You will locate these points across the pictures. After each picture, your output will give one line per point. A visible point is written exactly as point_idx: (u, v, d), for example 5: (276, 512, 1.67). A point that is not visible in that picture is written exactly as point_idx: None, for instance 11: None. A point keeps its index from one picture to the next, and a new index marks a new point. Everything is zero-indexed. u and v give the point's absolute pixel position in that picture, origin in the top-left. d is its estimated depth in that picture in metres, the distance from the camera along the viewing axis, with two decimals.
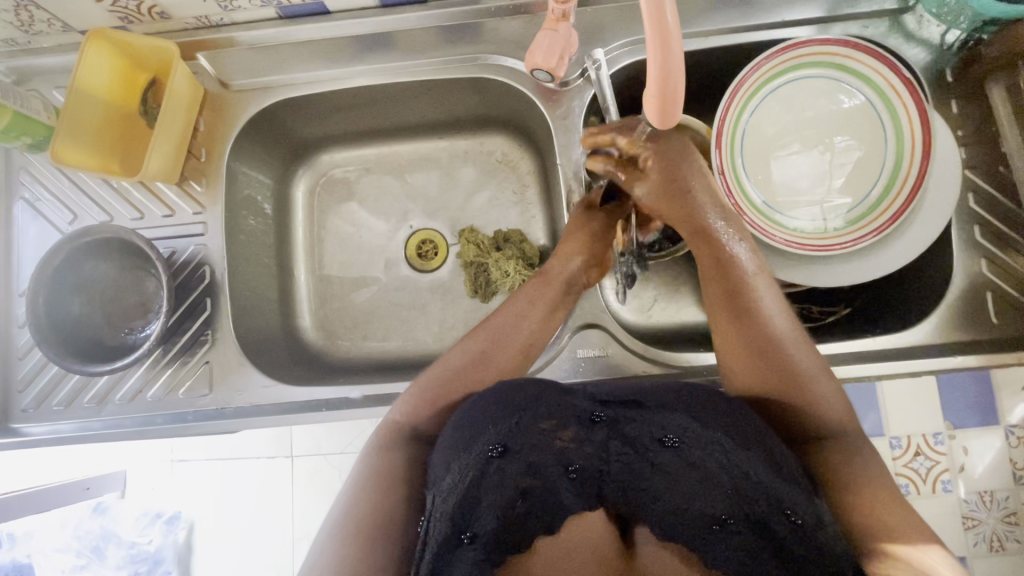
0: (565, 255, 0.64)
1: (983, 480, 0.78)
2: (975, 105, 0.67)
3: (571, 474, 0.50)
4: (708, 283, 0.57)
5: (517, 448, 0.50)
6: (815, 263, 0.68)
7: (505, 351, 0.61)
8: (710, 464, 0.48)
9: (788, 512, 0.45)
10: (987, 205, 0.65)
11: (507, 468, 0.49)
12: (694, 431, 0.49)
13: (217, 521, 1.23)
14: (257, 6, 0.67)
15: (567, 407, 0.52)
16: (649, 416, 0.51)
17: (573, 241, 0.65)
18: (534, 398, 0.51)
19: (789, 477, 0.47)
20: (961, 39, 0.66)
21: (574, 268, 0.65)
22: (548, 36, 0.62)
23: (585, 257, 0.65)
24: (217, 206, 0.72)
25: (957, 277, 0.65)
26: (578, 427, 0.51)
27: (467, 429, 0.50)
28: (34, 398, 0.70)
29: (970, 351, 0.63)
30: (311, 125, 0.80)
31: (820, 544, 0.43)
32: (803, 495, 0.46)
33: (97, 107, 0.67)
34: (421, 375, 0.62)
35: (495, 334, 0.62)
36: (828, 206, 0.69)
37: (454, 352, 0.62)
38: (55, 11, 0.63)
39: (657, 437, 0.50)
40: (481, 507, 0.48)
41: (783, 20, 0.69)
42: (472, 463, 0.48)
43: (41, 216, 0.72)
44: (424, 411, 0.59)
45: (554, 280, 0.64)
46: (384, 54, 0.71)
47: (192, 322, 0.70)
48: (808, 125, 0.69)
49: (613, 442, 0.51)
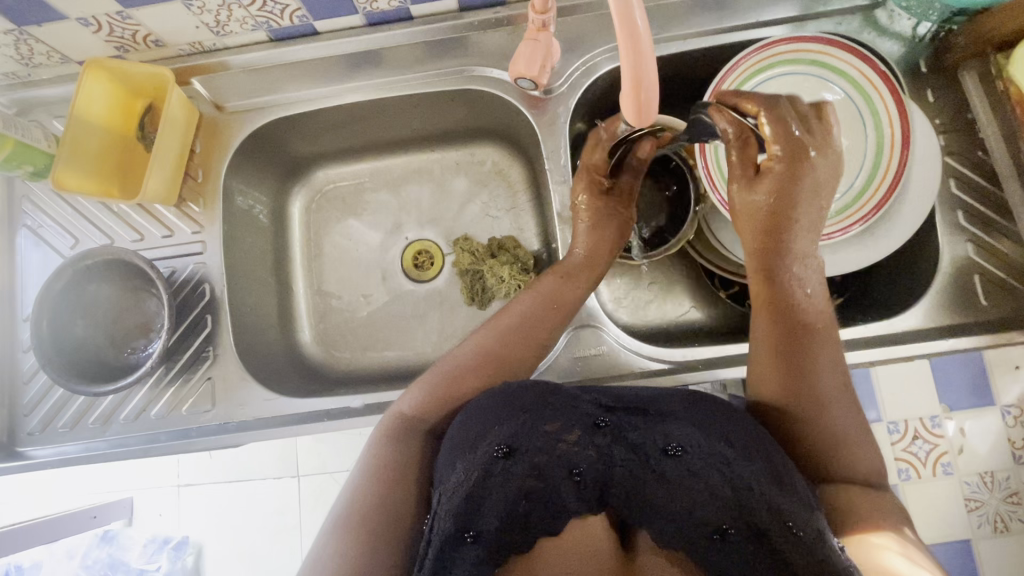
0: (591, 257, 0.67)
1: (984, 461, 0.76)
2: (951, 94, 0.68)
3: (575, 477, 0.50)
4: (756, 251, 0.57)
5: (524, 449, 0.50)
6: None
7: (516, 347, 0.62)
8: (711, 473, 0.48)
9: (791, 526, 0.44)
10: (969, 191, 0.67)
11: (511, 469, 0.50)
12: (697, 440, 0.49)
13: (225, 543, 1.23)
14: (248, 30, 0.69)
15: (574, 410, 0.52)
16: (652, 423, 0.51)
17: (598, 239, 0.68)
18: (539, 402, 0.52)
19: (791, 490, 0.46)
20: (932, 31, 0.67)
21: (601, 267, 0.68)
22: (528, 45, 0.64)
23: (609, 253, 0.68)
24: (215, 226, 0.73)
25: (944, 261, 0.66)
26: (582, 430, 0.52)
27: (473, 428, 0.51)
28: (39, 422, 0.71)
29: (962, 334, 0.64)
30: (305, 143, 0.82)
31: (819, 559, 0.42)
32: (804, 508, 0.45)
33: (97, 133, 0.69)
34: (427, 373, 0.63)
35: (505, 331, 0.63)
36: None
37: (461, 349, 0.63)
38: (53, 43, 0.66)
39: (660, 445, 0.50)
40: (484, 508, 0.48)
41: (759, 20, 0.70)
42: (476, 463, 0.49)
43: (43, 242, 0.74)
44: (430, 407, 0.59)
45: (580, 279, 0.66)
46: (373, 71, 0.73)
47: (193, 340, 0.71)
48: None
49: (615, 448, 0.51)
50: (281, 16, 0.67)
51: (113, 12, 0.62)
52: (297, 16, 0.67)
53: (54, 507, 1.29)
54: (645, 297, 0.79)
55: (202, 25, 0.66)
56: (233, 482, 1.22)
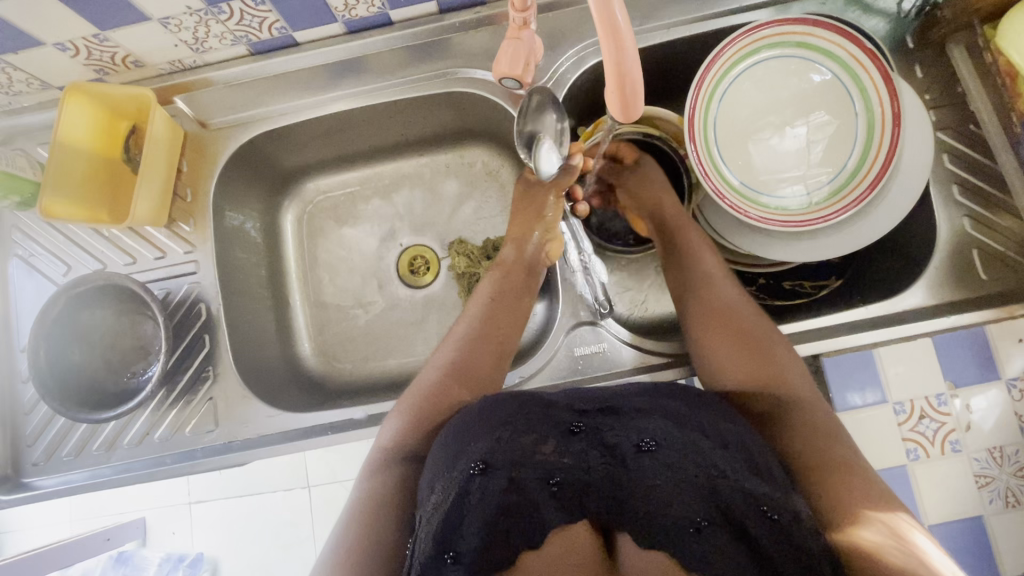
0: (519, 239, 0.69)
1: (991, 436, 0.76)
2: (940, 68, 0.68)
3: (552, 487, 0.47)
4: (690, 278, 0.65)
5: (500, 462, 0.47)
6: (802, 240, 0.68)
7: (479, 356, 0.61)
8: (688, 466, 0.46)
9: (765, 510, 0.44)
10: (964, 165, 0.66)
11: (488, 485, 0.46)
12: (669, 434, 0.48)
13: (239, 556, 1.23)
14: (227, 45, 0.68)
15: (546, 416, 0.51)
16: (627, 422, 0.49)
17: (522, 223, 0.70)
18: (516, 412, 0.50)
19: (768, 475, 0.47)
20: (917, 6, 0.66)
21: (531, 249, 0.69)
22: (512, 43, 0.63)
23: (539, 235, 0.69)
24: (207, 244, 0.73)
25: (942, 237, 0.65)
26: (557, 438, 0.49)
27: (452, 447, 0.50)
28: (44, 451, 0.71)
29: (965, 309, 0.64)
30: (293, 154, 0.81)
31: (797, 542, 0.42)
32: (779, 492, 0.45)
33: (83, 157, 0.68)
34: (400, 402, 0.61)
35: (467, 339, 0.62)
36: (810, 178, 0.69)
37: (426, 371, 0.61)
38: (33, 70, 0.65)
39: (634, 443, 0.48)
40: (465, 526, 0.45)
41: (743, 4, 0.69)
42: (454, 483, 0.47)
43: (36, 271, 0.73)
44: (408, 434, 0.57)
45: (514, 266, 0.68)
46: (355, 78, 0.72)
47: (192, 360, 0.71)
48: (778, 104, 0.70)
49: (592, 451, 0.48)
50: (259, 29, 0.66)
51: (90, 36, 0.61)
52: (276, 28, 0.66)
53: (67, 531, 1.29)
54: (646, 289, 0.78)
55: (181, 43, 0.66)
56: (246, 495, 1.22)
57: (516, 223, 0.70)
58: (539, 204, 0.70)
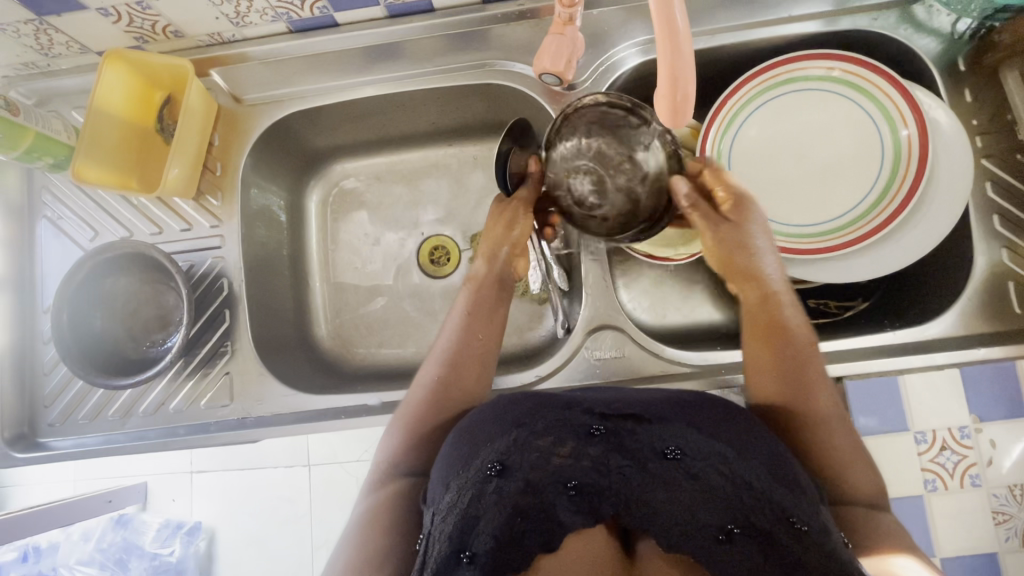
0: (488, 256, 0.66)
1: (1009, 473, 0.81)
2: (990, 92, 0.66)
3: (570, 490, 0.47)
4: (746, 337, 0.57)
5: (517, 466, 0.47)
6: (812, 265, 0.67)
7: (463, 372, 0.60)
8: (712, 474, 0.46)
9: (792, 520, 0.43)
10: (1005, 194, 0.65)
11: (505, 487, 0.47)
12: (696, 441, 0.47)
13: (238, 527, 1.24)
14: (267, 21, 0.68)
15: (565, 421, 0.49)
16: (649, 428, 0.48)
17: (490, 236, 0.66)
18: (531, 413, 0.50)
19: (794, 485, 0.45)
20: (972, 28, 0.65)
21: (501, 264, 0.66)
22: (555, 39, 0.62)
23: (508, 249, 0.66)
24: (233, 220, 0.73)
25: (978, 268, 0.64)
26: (575, 441, 0.49)
27: (465, 446, 0.48)
28: (60, 413, 0.71)
29: (993, 343, 0.62)
30: (323, 135, 0.80)
31: (828, 551, 0.41)
32: (805, 501, 0.44)
33: (115, 124, 0.68)
34: (399, 412, 0.60)
35: (447, 357, 0.60)
36: (832, 204, 0.67)
37: (410, 396, 0.60)
38: (73, 33, 0.65)
39: (658, 450, 0.47)
40: (479, 526, 0.45)
41: (791, 14, 0.68)
42: (469, 483, 0.46)
43: (63, 234, 0.74)
44: (412, 443, 0.56)
45: (485, 281, 0.65)
46: (393, 63, 0.72)
47: (212, 334, 0.72)
48: (803, 131, 0.69)
49: (612, 456, 0.48)
50: (301, 7, 0.65)
51: (132, 3, 0.61)
52: (318, 8, 0.66)
53: (70, 490, 1.31)
54: (665, 297, 0.76)
55: (221, 16, 0.65)
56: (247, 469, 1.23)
57: (484, 237, 0.67)
58: (511, 215, 0.66)
